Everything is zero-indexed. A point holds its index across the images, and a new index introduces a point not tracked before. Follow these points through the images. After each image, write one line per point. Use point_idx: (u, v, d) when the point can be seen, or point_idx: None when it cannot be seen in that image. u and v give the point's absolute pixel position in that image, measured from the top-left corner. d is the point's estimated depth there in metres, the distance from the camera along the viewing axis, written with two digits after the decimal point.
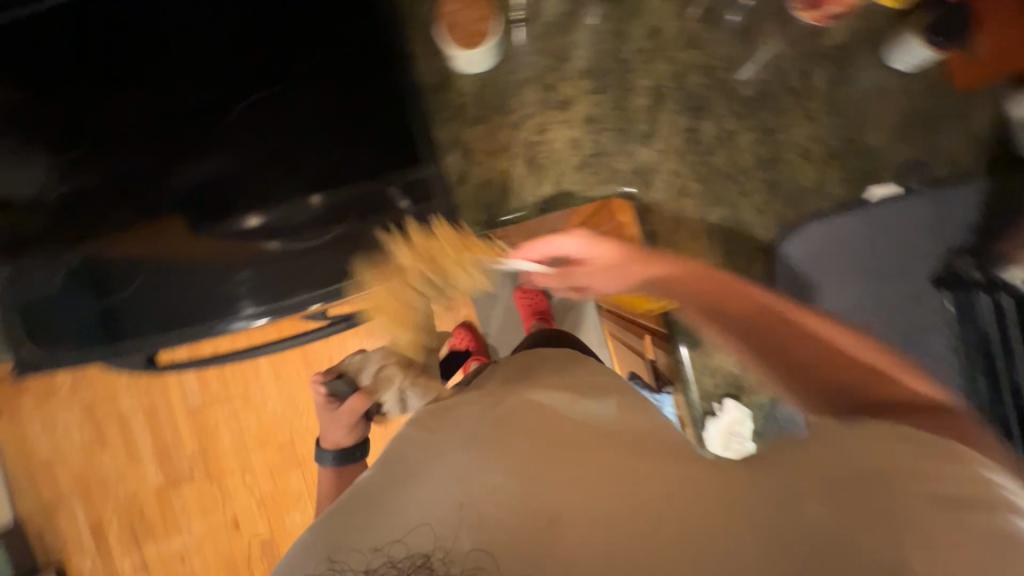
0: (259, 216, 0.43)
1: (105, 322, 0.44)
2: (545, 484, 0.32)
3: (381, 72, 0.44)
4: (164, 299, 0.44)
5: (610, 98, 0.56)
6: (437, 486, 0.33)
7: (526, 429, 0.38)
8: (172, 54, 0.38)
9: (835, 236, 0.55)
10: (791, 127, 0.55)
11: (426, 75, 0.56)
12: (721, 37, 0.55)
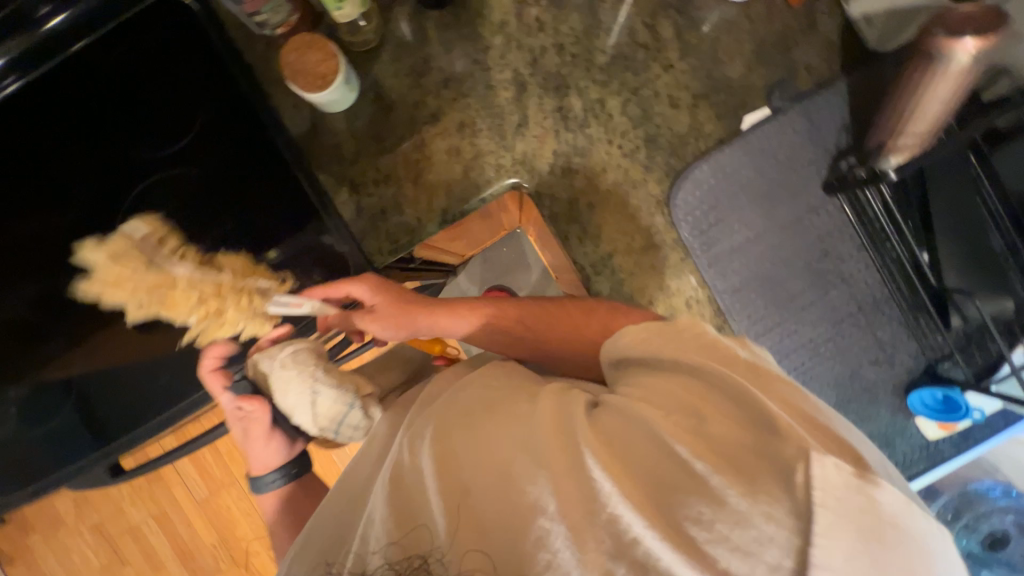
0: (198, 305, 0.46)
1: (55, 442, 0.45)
2: (472, 455, 0.32)
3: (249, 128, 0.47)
4: (114, 398, 0.45)
5: (475, 100, 0.57)
6: (385, 485, 0.34)
7: (451, 413, 0.37)
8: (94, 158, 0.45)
9: (721, 171, 0.57)
10: (652, 81, 0.57)
11: (295, 125, 0.57)
12: (562, 16, 0.57)
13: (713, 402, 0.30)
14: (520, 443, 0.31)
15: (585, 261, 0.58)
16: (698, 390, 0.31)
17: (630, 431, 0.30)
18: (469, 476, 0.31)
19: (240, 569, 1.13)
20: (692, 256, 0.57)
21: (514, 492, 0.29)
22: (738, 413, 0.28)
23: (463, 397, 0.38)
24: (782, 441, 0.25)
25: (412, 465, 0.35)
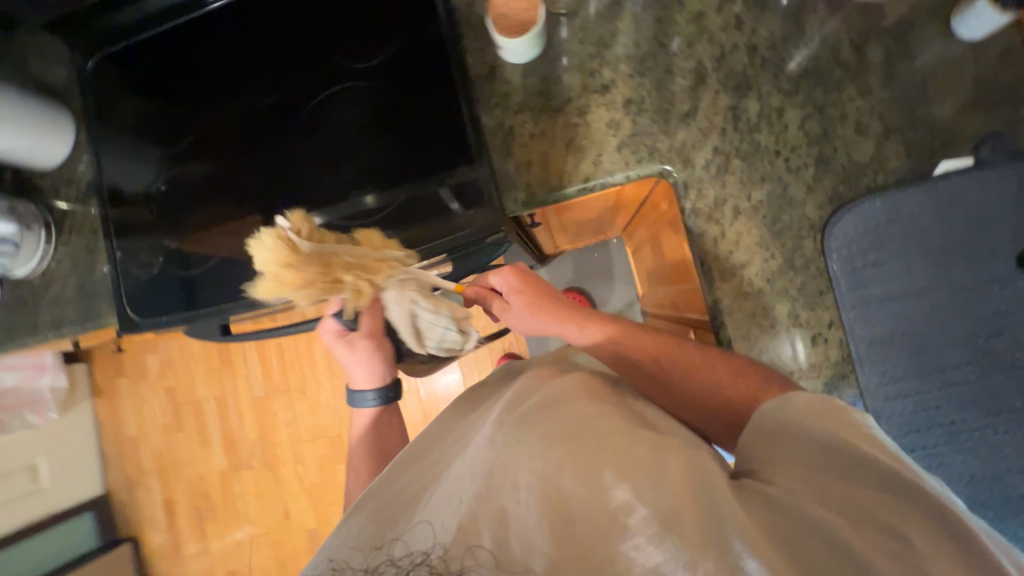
0: (318, 218, 0.63)
1: (211, 286, 0.69)
2: (551, 482, 0.42)
3: (420, 103, 0.62)
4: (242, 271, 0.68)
5: (650, 82, 0.58)
6: (474, 492, 0.43)
7: (586, 444, 0.44)
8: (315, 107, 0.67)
9: (895, 211, 0.52)
10: (843, 102, 0.54)
11: (477, 68, 0.62)
12: (765, 18, 0.56)
13: (804, 489, 0.40)
14: (592, 478, 0.41)
15: (711, 264, 0.56)
16: (815, 470, 0.41)
17: (750, 507, 0.40)
18: (551, 497, 0.41)
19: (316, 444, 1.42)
20: (836, 293, 0.53)
21: (592, 513, 0.39)
22: (829, 487, 0.40)
23: (529, 427, 0.48)
24: (861, 526, 0.36)
25: (494, 479, 0.44)
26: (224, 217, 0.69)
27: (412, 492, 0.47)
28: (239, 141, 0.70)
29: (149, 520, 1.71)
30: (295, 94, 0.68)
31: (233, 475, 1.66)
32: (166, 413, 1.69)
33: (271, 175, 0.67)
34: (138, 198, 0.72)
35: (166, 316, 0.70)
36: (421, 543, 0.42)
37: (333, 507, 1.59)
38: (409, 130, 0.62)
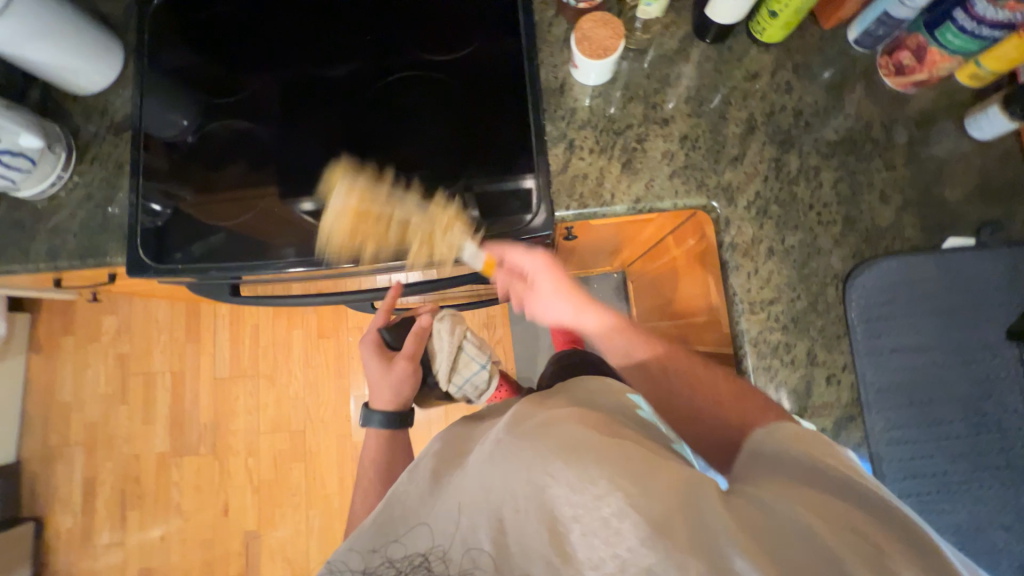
0: (311, 202, 0.66)
1: (234, 239, 0.67)
2: (546, 486, 0.42)
3: (466, 111, 0.65)
4: (259, 233, 0.66)
5: (706, 123, 0.63)
6: (474, 504, 0.45)
7: (581, 448, 0.44)
8: (358, 93, 0.68)
9: (908, 274, 0.58)
10: (871, 172, 0.61)
11: (548, 82, 0.66)
12: (811, 88, 0.63)
13: (796, 503, 0.38)
14: (585, 482, 0.41)
15: (741, 299, 0.60)
16: (805, 487, 0.40)
17: (739, 510, 0.38)
18: (545, 504, 0.42)
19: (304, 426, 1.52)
20: (851, 339, 0.58)
21: (585, 519, 0.39)
22: (823, 506, 0.38)
23: (527, 434, 0.48)
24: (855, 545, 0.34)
25: (491, 489, 0.45)
26: (225, 177, 0.68)
27: (416, 495, 0.50)
28: (282, 106, 0.69)
29: (61, 499, 1.52)
30: (347, 75, 0.69)
31: (172, 459, 1.52)
32: (111, 382, 1.55)
33: (291, 147, 0.68)
34: (162, 140, 0.70)
35: (180, 261, 0.66)
36: (424, 544, 0.46)
37: (279, 509, 1.47)
38: (446, 136, 0.65)
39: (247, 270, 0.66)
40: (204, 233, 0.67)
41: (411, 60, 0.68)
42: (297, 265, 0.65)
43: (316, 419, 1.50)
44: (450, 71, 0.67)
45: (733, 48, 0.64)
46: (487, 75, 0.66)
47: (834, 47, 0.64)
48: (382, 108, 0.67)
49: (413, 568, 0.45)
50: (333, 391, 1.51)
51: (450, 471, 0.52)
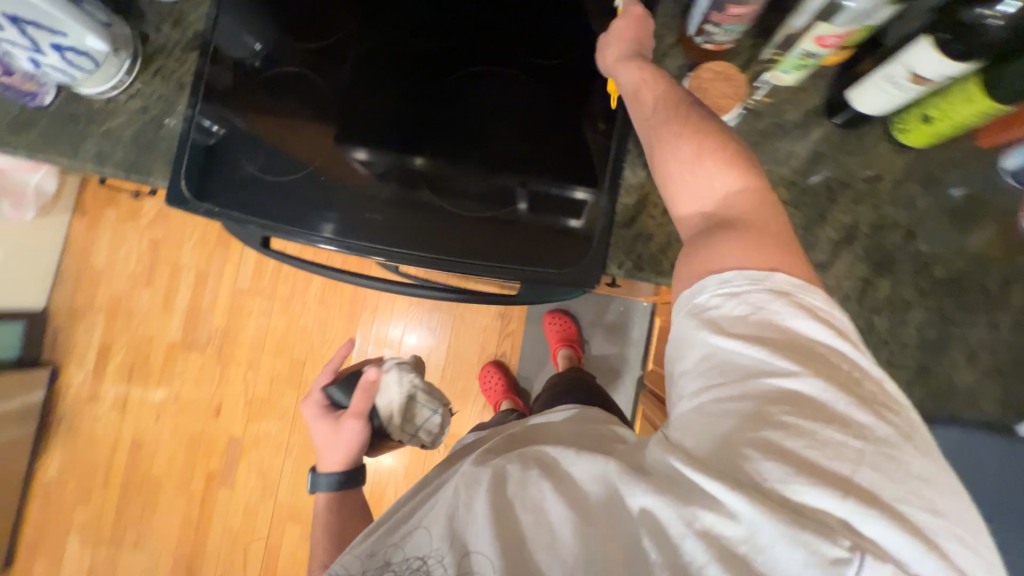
0: (366, 153, 0.64)
1: (276, 199, 0.65)
2: (507, 518, 0.48)
3: (542, 121, 0.65)
4: (300, 198, 0.64)
5: (801, 216, 0.56)
6: (454, 525, 0.51)
7: (536, 479, 0.49)
8: (440, 62, 0.65)
9: (963, 449, 0.53)
10: (967, 324, 0.54)
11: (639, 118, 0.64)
12: (934, 210, 0.55)
13: (697, 434, 0.41)
14: (529, 498, 0.48)
15: None
16: (720, 411, 0.41)
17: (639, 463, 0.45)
18: (505, 529, 0.47)
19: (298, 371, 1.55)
20: None
21: (537, 535, 0.46)
22: (730, 428, 0.39)
23: (494, 463, 0.54)
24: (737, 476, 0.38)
25: (467, 511, 0.51)
26: (282, 110, 0.66)
27: (416, 508, 0.58)
28: (359, 64, 0.66)
29: (77, 356, 1.63)
30: (435, 40, 0.66)
31: (180, 351, 1.59)
32: (141, 263, 1.61)
33: (358, 100, 0.65)
34: (228, 66, 0.66)
35: (217, 206, 0.65)
36: (419, 551, 0.53)
37: (265, 425, 1.55)
38: (522, 142, 0.64)
39: (280, 235, 0.64)
40: (249, 185, 0.65)
41: (511, 52, 0.65)
42: (332, 242, 0.63)
43: (318, 354, 1.55)
44: (540, 74, 0.65)
45: (862, 139, 0.55)
46: (581, 95, 0.64)
47: (979, 171, 0.55)
48: (461, 89, 0.65)
49: (411, 568, 0.53)
50: (340, 333, 1.55)
51: (432, 493, 0.59)
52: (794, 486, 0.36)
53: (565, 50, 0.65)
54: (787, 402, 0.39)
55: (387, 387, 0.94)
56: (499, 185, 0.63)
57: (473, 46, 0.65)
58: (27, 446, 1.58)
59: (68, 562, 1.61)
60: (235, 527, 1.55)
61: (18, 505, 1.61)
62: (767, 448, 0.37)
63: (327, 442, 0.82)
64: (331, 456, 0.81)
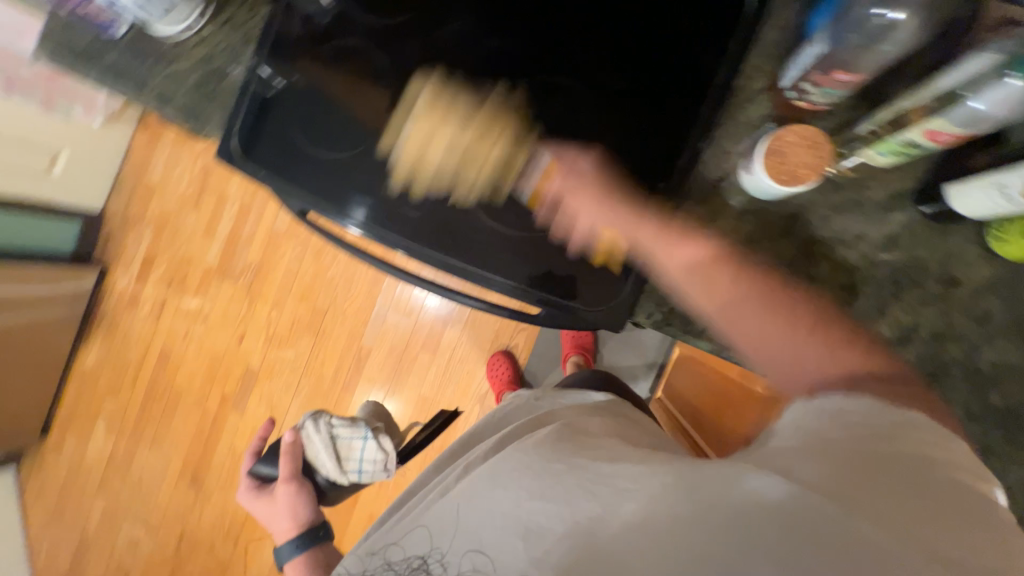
0: (418, 127, 0.63)
1: (322, 173, 0.65)
2: (519, 510, 0.50)
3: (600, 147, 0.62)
4: (344, 177, 0.65)
5: (857, 309, 0.55)
6: (457, 526, 0.54)
7: (557, 475, 0.51)
8: (513, 59, 0.62)
9: None
10: (1006, 452, 0.53)
11: (708, 170, 0.60)
12: (1004, 330, 0.53)
13: (794, 469, 0.40)
14: (552, 493, 0.50)
15: None
16: (818, 447, 0.41)
17: (710, 483, 0.43)
18: (517, 522, 0.50)
19: (318, 319, 1.60)
20: None
21: (553, 524, 0.48)
22: (841, 472, 0.38)
23: (511, 458, 0.57)
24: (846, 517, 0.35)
25: (475, 511, 0.54)
26: (344, 74, 0.65)
27: (429, 504, 0.61)
28: (430, 50, 0.64)
29: (124, 262, 1.74)
30: (514, 35, 0.62)
31: (215, 276, 1.67)
32: (192, 186, 1.68)
33: (419, 83, 0.63)
34: (291, 23, 0.63)
35: (263, 172, 0.66)
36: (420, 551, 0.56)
37: (282, 362, 1.63)
38: (575, 157, 0.62)
39: (321, 209, 0.65)
40: (298, 153, 0.66)
41: (592, 62, 0.61)
42: (367, 228, 0.64)
43: (340, 305, 1.59)
44: (610, 94, 0.61)
45: (946, 238, 0.53)
46: (652, 123, 0.61)
47: None
48: (525, 97, 0.62)
49: (414, 568, 0.55)
50: (363, 290, 1.58)
51: (442, 490, 0.62)
52: (917, 540, 0.34)
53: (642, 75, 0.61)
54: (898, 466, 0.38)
55: (309, 443, 1.00)
56: (544, 188, 0.62)
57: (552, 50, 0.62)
58: (70, 334, 1.72)
59: (93, 443, 1.78)
60: (240, 447, 1.66)
61: (57, 383, 1.77)
62: (880, 493, 0.37)
63: (277, 513, 0.91)
64: (281, 526, 0.89)
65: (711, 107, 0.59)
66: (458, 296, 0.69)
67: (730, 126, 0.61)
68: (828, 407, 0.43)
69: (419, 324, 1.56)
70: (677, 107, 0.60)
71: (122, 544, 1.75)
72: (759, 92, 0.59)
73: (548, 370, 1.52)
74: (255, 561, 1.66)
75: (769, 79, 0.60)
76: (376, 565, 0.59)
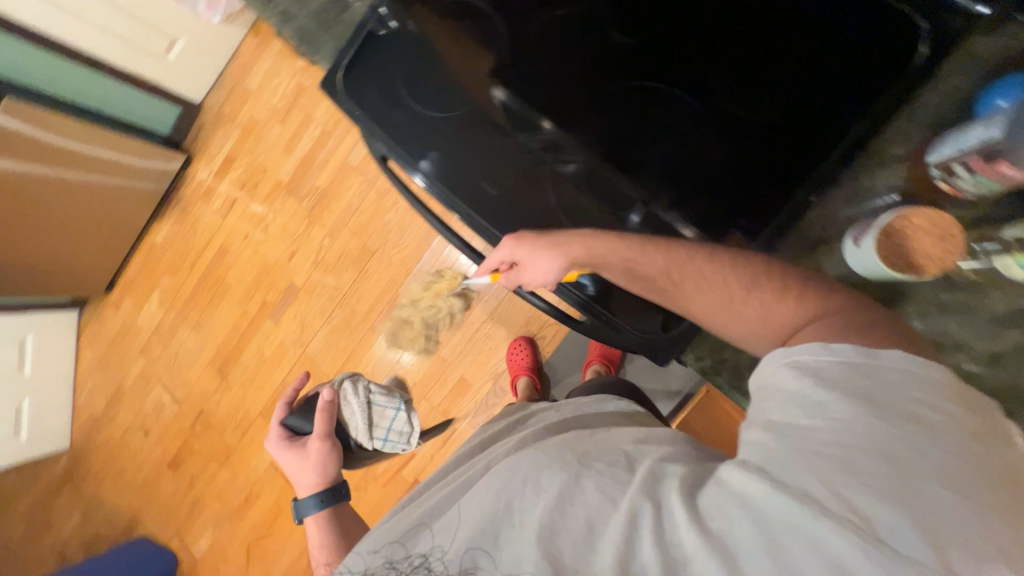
0: (503, 93, 0.65)
1: (410, 122, 0.68)
2: (539, 507, 0.48)
3: (695, 170, 0.61)
4: (429, 133, 0.67)
5: None
6: (470, 520, 0.50)
7: (577, 478, 0.50)
8: (633, 59, 0.60)
9: None
10: None
11: (811, 227, 0.57)
12: None
13: (782, 466, 0.43)
14: (573, 495, 0.48)
15: None
16: (820, 438, 0.43)
17: (718, 483, 0.45)
18: (537, 525, 0.47)
19: (365, 257, 1.66)
20: None
21: (577, 527, 0.46)
22: (826, 467, 0.41)
23: (528, 456, 0.55)
24: (824, 513, 0.39)
25: (488, 508, 0.50)
26: (453, 29, 0.65)
27: (431, 502, 0.57)
28: (547, 29, 0.62)
29: (208, 156, 1.85)
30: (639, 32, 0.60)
31: (283, 191, 1.75)
32: (283, 101, 1.74)
33: (527, 56, 0.63)
34: None
35: (356, 107, 0.67)
36: (423, 548, 0.51)
37: (322, 287, 1.71)
38: (677, 184, 0.62)
39: (400, 157, 0.68)
40: (391, 96, 0.68)
41: (714, 90, 0.59)
42: (437, 185, 0.67)
43: (388, 250, 1.64)
44: (721, 118, 0.59)
45: None
46: (766, 168, 0.59)
47: None
48: (634, 100, 0.62)
49: (416, 568, 0.50)
50: (413, 242, 1.62)
51: (448, 489, 0.58)
52: (930, 525, 0.37)
53: (762, 108, 0.58)
54: (883, 451, 0.41)
55: (345, 406, 0.97)
56: (621, 195, 0.65)
57: (675, 60, 0.59)
58: (148, 208, 1.88)
59: (146, 311, 1.95)
60: (267, 353, 1.78)
61: (128, 248, 1.94)
62: (887, 483, 0.39)
63: (300, 469, 0.85)
64: (301, 482, 0.84)
65: (831, 164, 0.56)
66: (501, 278, 0.75)
67: (849, 186, 0.56)
68: (827, 377, 0.46)
69: (456, 289, 1.58)
70: (795, 155, 0.57)
71: (149, 406, 1.93)
72: (896, 158, 0.54)
73: (568, 368, 1.51)
74: (254, 457, 1.79)
75: (913, 145, 0.54)
76: (373, 564, 0.52)
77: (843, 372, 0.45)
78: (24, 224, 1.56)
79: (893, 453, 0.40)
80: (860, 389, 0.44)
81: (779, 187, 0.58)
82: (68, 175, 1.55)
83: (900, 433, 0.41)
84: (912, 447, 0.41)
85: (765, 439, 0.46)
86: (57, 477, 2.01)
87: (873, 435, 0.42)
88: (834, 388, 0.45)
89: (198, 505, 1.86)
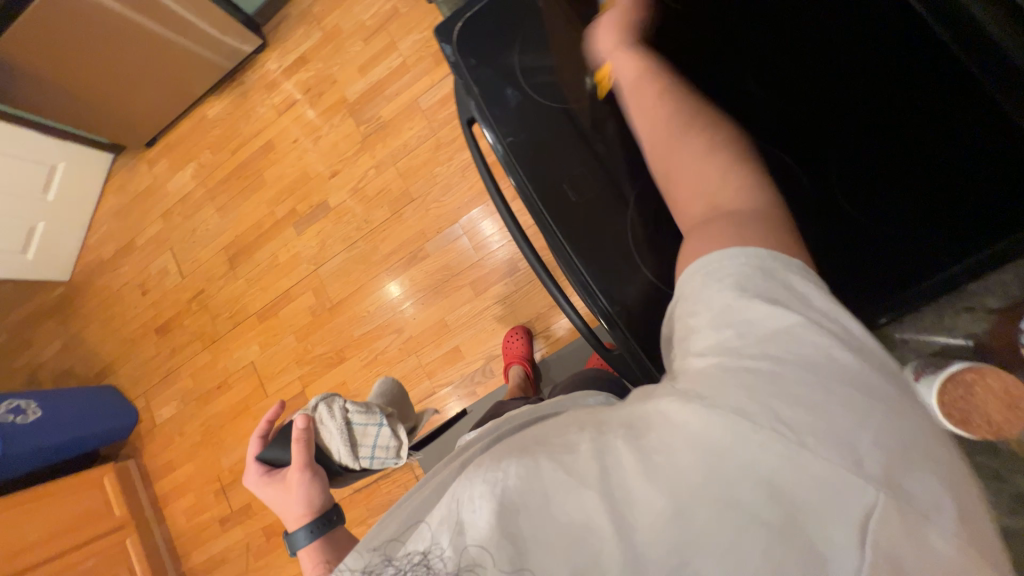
0: (591, 80, 0.72)
1: (496, 81, 0.74)
2: (512, 486, 0.45)
3: (850, 258, 0.65)
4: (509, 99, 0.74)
5: None
6: (442, 510, 0.47)
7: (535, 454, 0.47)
8: (809, 146, 0.67)
9: None
10: None
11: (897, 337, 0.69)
12: None
13: (713, 393, 0.42)
14: (536, 469, 0.45)
15: None
16: (746, 361, 0.43)
17: (649, 434, 0.44)
18: (507, 502, 0.44)
19: (402, 201, 1.64)
20: None
21: (542, 498, 0.44)
22: (758, 387, 0.41)
23: (502, 443, 0.52)
24: (756, 432, 0.40)
25: (468, 495, 0.46)
26: (567, 20, 0.73)
27: (422, 501, 0.52)
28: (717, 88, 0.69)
29: (282, 49, 1.82)
30: (818, 126, 0.66)
31: (345, 109, 1.72)
32: (373, 20, 1.70)
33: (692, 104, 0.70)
34: None
35: (455, 58, 0.75)
36: (411, 550, 0.47)
37: (352, 213, 1.70)
38: (828, 244, 0.66)
39: (479, 117, 0.75)
40: (489, 55, 0.75)
41: (860, 156, 0.65)
42: (501, 146, 0.73)
43: (427, 201, 1.62)
44: (881, 217, 0.64)
45: None
46: (920, 222, 0.62)
47: None
48: (803, 182, 0.67)
49: (412, 566, 0.46)
50: (453, 201, 1.60)
51: (434, 488, 0.53)
52: (845, 433, 0.39)
53: (915, 219, 0.63)
54: (798, 358, 0.42)
55: (322, 429, 0.88)
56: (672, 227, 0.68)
57: (838, 160, 0.66)
58: (210, 80, 1.86)
59: (178, 178, 1.95)
60: (280, 259, 1.79)
61: (180, 112, 1.93)
62: (806, 396, 0.40)
63: (294, 502, 0.77)
64: (294, 513, 0.76)
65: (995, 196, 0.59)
66: (539, 270, 0.73)
67: (932, 319, 0.67)
68: (750, 295, 0.45)
69: (477, 260, 1.57)
70: (949, 199, 0.61)
71: (153, 269, 1.96)
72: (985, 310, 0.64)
73: (561, 371, 1.49)
74: (237, 351, 1.83)
75: (1004, 302, 0.63)
76: (371, 562, 0.48)
77: (768, 289, 0.45)
78: (86, 58, 1.56)
79: (808, 361, 0.42)
80: (776, 302, 0.45)
81: (916, 268, 0.62)
82: (144, 23, 1.55)
83: (810, 340, 0.43)
84: (818, 353, 0.42)
85: (692, 369, 0.46)
86: (50, 303, 2.06)
87: (790, 346, 0.43)
88: (760, 297, 0.45)
89: (172, 376, 1.91)
